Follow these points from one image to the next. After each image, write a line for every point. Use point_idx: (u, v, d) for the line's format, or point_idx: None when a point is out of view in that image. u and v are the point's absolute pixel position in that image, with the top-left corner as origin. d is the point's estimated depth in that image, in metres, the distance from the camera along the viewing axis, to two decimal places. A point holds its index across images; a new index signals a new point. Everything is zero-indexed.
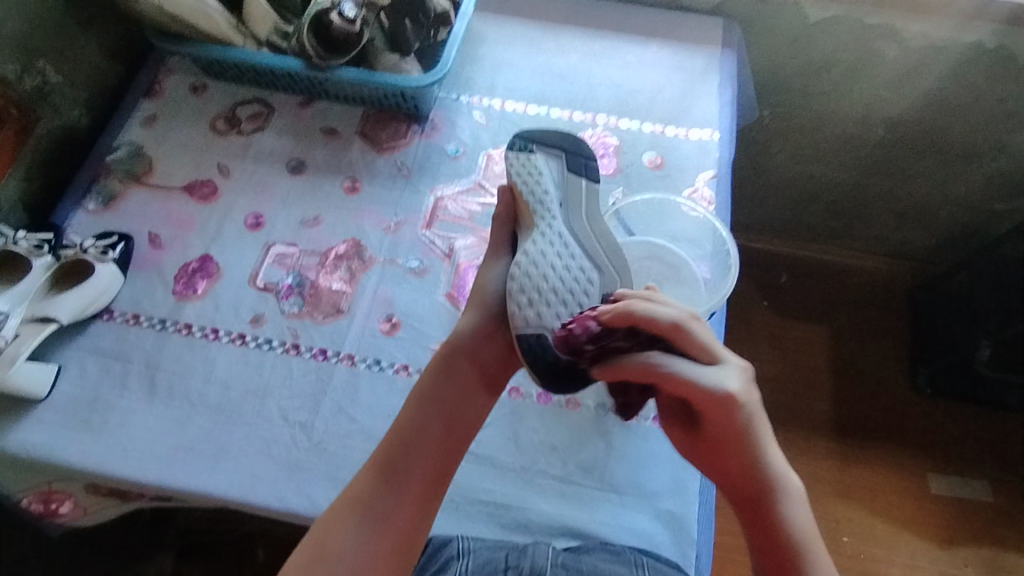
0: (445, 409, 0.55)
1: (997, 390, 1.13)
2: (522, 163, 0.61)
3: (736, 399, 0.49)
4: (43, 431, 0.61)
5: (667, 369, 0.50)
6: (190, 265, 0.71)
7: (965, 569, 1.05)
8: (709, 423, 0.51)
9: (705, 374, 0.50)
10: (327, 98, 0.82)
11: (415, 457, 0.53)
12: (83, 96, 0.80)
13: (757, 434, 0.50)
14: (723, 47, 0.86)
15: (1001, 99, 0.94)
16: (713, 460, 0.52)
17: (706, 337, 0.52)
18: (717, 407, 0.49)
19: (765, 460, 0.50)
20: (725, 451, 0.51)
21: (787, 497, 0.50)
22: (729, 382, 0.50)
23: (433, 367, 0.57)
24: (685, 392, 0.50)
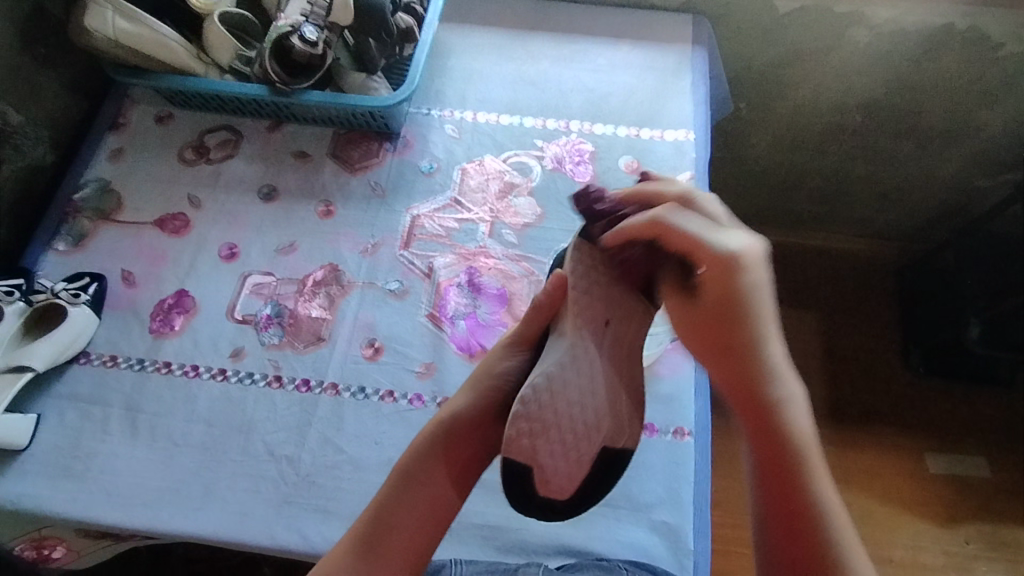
0: (429, 495, 0.50)
1: (989, 365, 1.13)
2: (586, 265, 0.52)
3: (743, 264, 0.48)
4: (25, 483, 0.60)
5: (680, 223, 0.49)
6: (166, 301, 0.70)
7: (967, 546, 1.06)
8: (709, 289, 0.49)
9: (715, 235, 0.49)
10: (295, 121, 0.80)
11: (392, 545, 0.48)
12: (47, 134, 0.79)
13: (758, 310, 0.48)
14: (693, 43, 0.85)
15: (975, 78, 0.93)
16: (710, 340, 0.50)
17: (712, 210, 0.52)
18: (720, 265, 0.48)
19: (766, 344, 0.49)
20: (730, 325, 0.49)
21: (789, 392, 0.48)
22: (734, 243, 0.49)
23: (420, 443, 0.52)
24: (690, 248, 0.49)
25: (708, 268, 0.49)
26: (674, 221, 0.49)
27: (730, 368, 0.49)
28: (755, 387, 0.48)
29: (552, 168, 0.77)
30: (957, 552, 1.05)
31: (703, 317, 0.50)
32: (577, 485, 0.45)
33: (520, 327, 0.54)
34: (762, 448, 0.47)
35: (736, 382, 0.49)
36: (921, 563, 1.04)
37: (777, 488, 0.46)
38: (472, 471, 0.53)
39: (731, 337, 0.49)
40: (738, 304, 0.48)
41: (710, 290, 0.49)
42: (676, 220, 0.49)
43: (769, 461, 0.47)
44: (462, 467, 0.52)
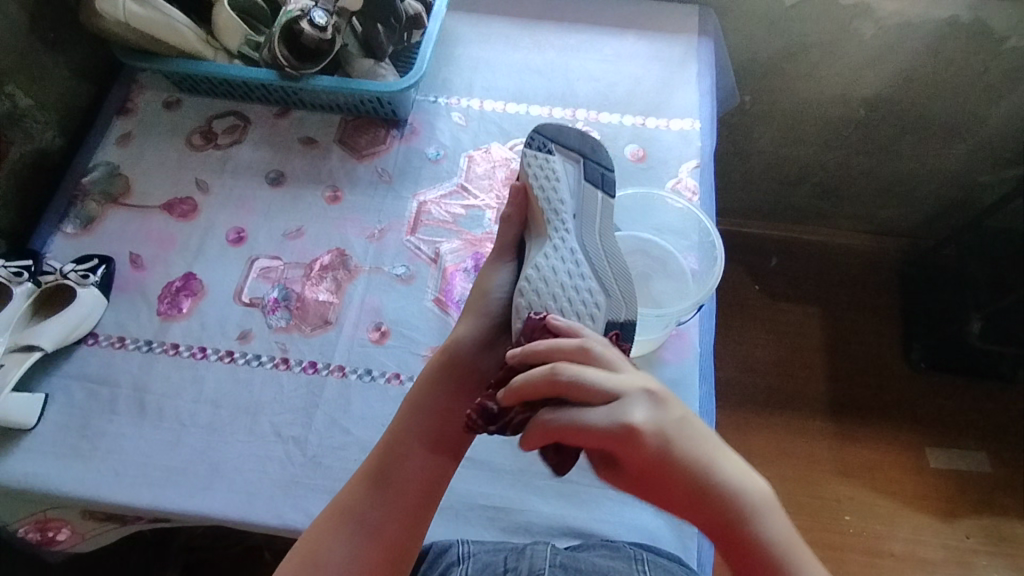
0: (441, 417, 0.56)
1: (987, 358, 1.15)
2: (541, 164, 0.59)
3: (642, 428, 0.44)
4: (33, 461, 0.61)
5: (560, 421, 0.45)
6: (174, 284, 0.70)
7: (967, 541, 1.06)
8: (625, 466, 0.45)
9: (598, 413, 0.45)
10: (303, 107, 0.81)
11: (410, 465, 0.54)
12: (55, 118, 0.79)
13: (677, 453, 0.44)
14: (700, 34, 0.86)
15: (979, 72, 0.94)
16: (656, 500, 0.46)
17: (597, 372, 0.47)
18: (621, 444, 0.44)
19: (705, 472, 0.44)
20: (664, 486, 0.45)
21: (748, 502, 0.45)
22: (626, 414, 0.44)
23: (429, 372, 0.58)
24: (587, 443, 0.45)
25: (614, 451, 0.45)
26: (562, 419, 0.45)
27: (693, 521, 0.46)
28: (714, 516, 0.45)
29: None
30: (957, 546, 1.05)
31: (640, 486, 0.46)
32: None
33: (501, 235, 0.62)
34: None
35: (702, 527, 0.45)
36: (921, 557, 1.04)
37: None
38: (486, 392, 0.58)
39: (670, 497, 0.45)
40: (663, 468, 0.44)
41: (632, 466, 0.45)
42: (559, 419, 0.45)
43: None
44: (471, 390, 0.57)
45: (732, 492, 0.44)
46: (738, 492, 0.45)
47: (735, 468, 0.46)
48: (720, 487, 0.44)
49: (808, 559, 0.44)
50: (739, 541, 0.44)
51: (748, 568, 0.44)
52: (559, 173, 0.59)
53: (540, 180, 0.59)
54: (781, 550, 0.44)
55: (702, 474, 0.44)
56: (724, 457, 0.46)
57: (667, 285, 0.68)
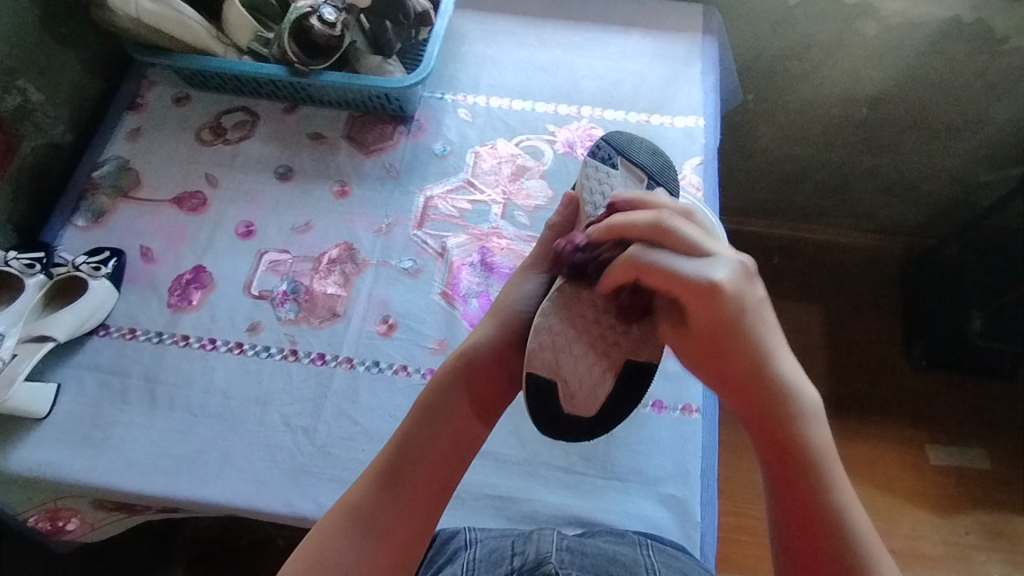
0: (451, 425, 0.55)
1: (988, 356, 1.15)
2: (599, 177, 0.61)
3: (725, 290, 0.47)
4: (46, 450, 0.61)
5: (652, 262, 0.48)
6: (184, 276, 0.71)
7: (966, 536, 1.07)
8: (691, 317, 0.48)
9: (686, 265, 0.48)
10: (311, 104, 0.82)
11: (417, 470, 0.53)
12: (66, 113, 0.80)
13: (745, 326, 0.48)
14: (704, 33, 0.87)
15: (980, 72, 0.95)
16: (708, 359, 0.49)
17: (692, 232, 0.49)
18: (700, 295, 0.47)
19: (763, 350, 0.48)
20: (726, 346, 0.48)
21: (795, 391, 0.48)
22: (714, 272, 0.47)
23: (441, 379, 0.58)
24: (668, 288, 0.48)
25: (687, 300, 0.48)
26: (647, 259, 0.48)
27: (736, 388, 0.49)
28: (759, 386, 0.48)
29: (563, 153, 0.78)
30: (956, 542, 1.06)
31: (697, 342, 0.49)
32: (601, 400, 0.52)
33: (544, 241, 0.62)
34: (781, 466, 0.48)
35: (744, 398, 0.49)
36: (920, 553, 1.05)
37: (793, 506, 0.47)
38: (493, 403, 0.58)
39: (729, 360, 0.48)
40: (728, 331, 0.47)
41: (699, 319, 0.48)
42: (647, 259, 0.48)
43: (785, 465, 0.47)
44: (481, 398, 0.57)
45: (784, 376, 0.48)
46: (786, 381, 0.48)
47: (790, 364, 0.49)
48: (772, 369, 0.48)
49: (831, 458, 0.48)
50: (775, 419, 0.48)
51: (781, 449, 0.47)
52: (617, 190, 0.60)
53: (596, 194, 0.61)
54: (815, 442, 0.47)
55: (763, 350, 0.48)
56: (784, 345, 0.50)
57: None
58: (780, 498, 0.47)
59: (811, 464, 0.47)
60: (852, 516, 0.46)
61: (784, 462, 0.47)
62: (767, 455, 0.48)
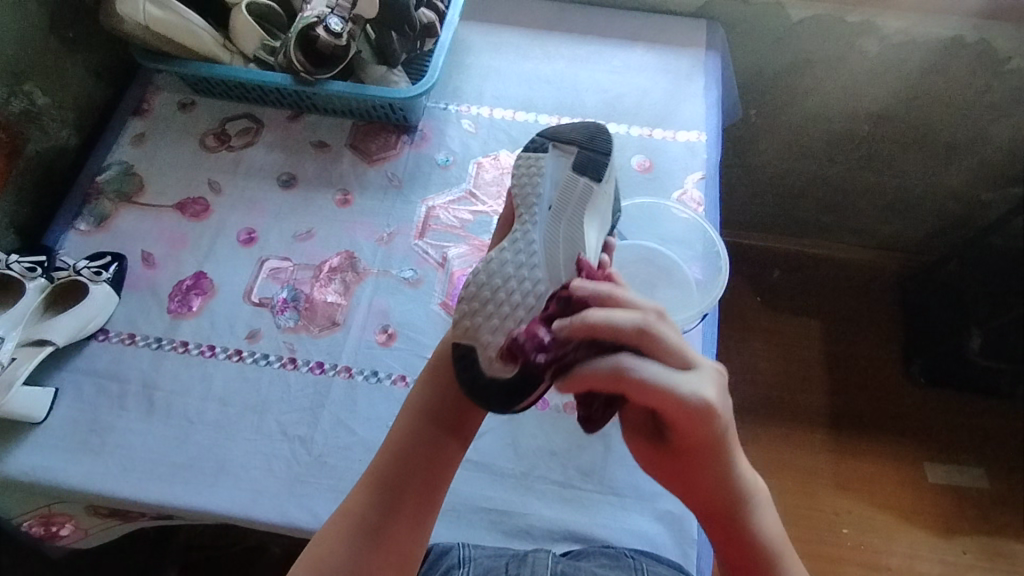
0: (430, 426, 0.55)
1: (988, 377, 1.15)
2: (528, 163, 0.58)
3: (718, 412, 0.47)
4: (41, 455, 0.61)
5: (645, 374, 0.46)
6: (185, 282, 0.71)
7: (963, 556, 1.06)
8: (684, 435, 0.49)
9: (681, 382, 0.46)
10: (316, 112, 0.82)
11: (405, 476, 0.53)
12: (72, 118, 0.80)
13: (726, 448, 0.49)
14: (708, 48, 0.87)
15: (983, 91, 0.95)
16: (685, 468, 0.51)
17: (676, 337, 0.48)
18: (695, 420, 0.46)
19: (733, 467, 0.51)
20: (698, 467, 0.50)
21: (753, 497, 0.52)
22: (705, 391, 0.46)
23: (420, 384, 0.58)
24: (659, 403, 0.46)
25: (682, 423, 0.47)
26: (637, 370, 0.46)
27: (698, 476, 0.51)
28: (723, 505, 0.51)
29: None
30: (953, 562, 1.05)
31: (677, 452, 0.51)
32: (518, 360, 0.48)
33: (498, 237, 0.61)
34: (741, 562, 0.52)
35: (705, 504, 0.52)
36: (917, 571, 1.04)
37: None
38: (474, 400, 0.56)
39: (701, 474, 0.51)
40: (710, 449, 0.49)
41: (683, 437, 0.49)
42: (643, 372, 0.46)
43: (740, 554, 0.52)
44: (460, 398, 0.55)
45: (747, 492, 0.52)
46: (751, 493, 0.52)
47: (745, 465, 0.52)
48: (740, 487, 0.51)
49: (787, 550, 0.52)
50: (732, 524, 0.52)
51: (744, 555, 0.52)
52: (545, 170, 0.57)
53: (522, 179, 0.58)
54: (773, 542, 0.52)
55: (733, 469, 0.51)
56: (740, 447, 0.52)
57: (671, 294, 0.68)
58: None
59: (771, 562, 0.51)
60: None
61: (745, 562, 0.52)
62: (727, 547, 0.53)
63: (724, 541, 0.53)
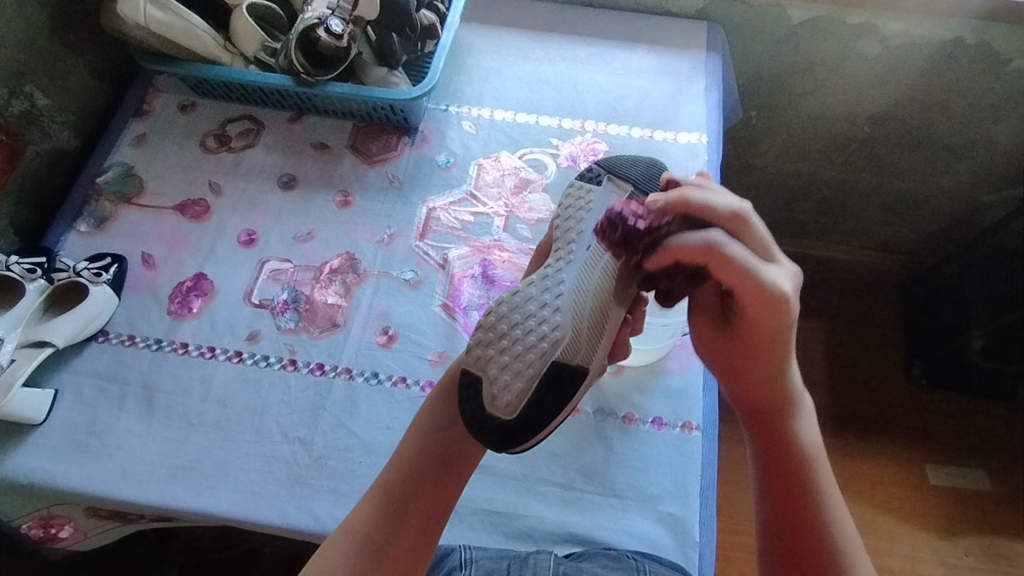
0: (436, 447, 0.55)
1: (989, 379, 1.15)
2: (578, 195, 0.57)
3: (790, 304, 0.49)
4: (40, 456, 0.61)
5: (732, 253, 0.48)
6: (185, 284, 0.71)
7: (965, 559, 1.06)
8: (752, 320, 0.51)
9: (767, 270, 0.49)
10: (317, 113, 0.82)
11: (412, 492, 0.53)
12: (72, 119, 0.80)
13: (789, 344, 0.52)
14: (708, 50, 0.87)
15: (983, 93, 0.95)
16: (741, 358, 0.54)
17: (764, 232, 0.52)
18: (768, 305, 0.49)
19: (787, 367, 0.53)
20: (758, 357, 0.53)
21: (799, 405, 0.55)
22: (785, 283, 0.49)
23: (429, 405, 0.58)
24: (739, 283, 0.49)
25: (752, 305, 0.50)
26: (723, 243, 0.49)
27: (753, 368, 0.53)
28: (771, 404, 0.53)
29: (566, 166, 0.78)
30: (955, 564, 1.05)
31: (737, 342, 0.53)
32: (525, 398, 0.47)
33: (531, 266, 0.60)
34: (778, 463, 0.53)
35: (757, 398, 0.54)
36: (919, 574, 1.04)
37: (784, 510, 0.52)
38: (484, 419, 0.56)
39: (758, 366, 0.53)
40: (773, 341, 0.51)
41: (751, 322, 0.51)
42: (729, 249, 0.49)
43: (779, 456, 0.53)
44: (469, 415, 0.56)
45: (794, 395, 0.54)
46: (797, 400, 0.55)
47: (797, 373, 0.55)
48: (790, 388, 0.54)
49: (821, 464, 0.54)
50: (776, 424, 0.54)
51: (784, 462, 0.53)
52: (592, 208, 0.56)
53: (568, 210, 0.56)
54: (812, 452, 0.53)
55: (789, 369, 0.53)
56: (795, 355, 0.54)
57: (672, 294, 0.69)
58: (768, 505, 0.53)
59: (806, 471, 0.53)
60: (841, 531, 0.51)
61: (781, 463, 0.53)
62: (766, 447, 0.54)
63: (763, 440, 0.54)
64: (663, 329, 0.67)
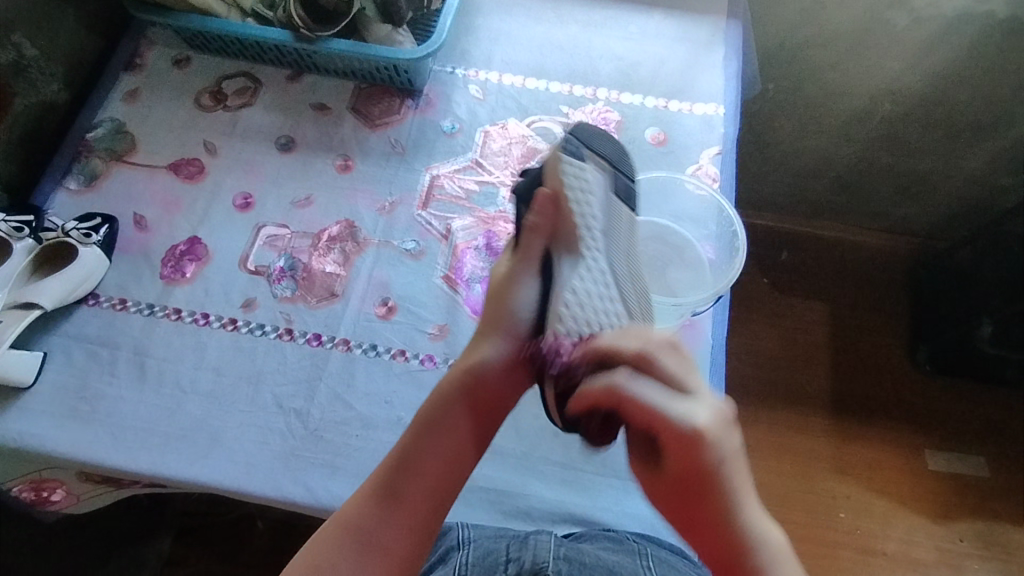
0: (458, 434, 0.52)
1: (997, 367, 1.12)
2: (575, 172, 0.51)
3: (711, 442, 0.45)
4: (29, 420, 0.59)
5: (638, 394, 0.45)
6: (178, 247, 0.68)
7: (960, 544, 1.06)
8: (675, 468, 0.46)
9: (678, 410, 0.45)
10: (317, 72, 0.78)
11: (411, 486, 0.50)
12: (61, 72, 0.76)
13: (725, 479, 0.46)
14: (729, 16, 0.83)
15: (1011, 70, 0.91)
16: (682, 509, 0.48)
17: (676, 367, 0.47)
18: (686, 445, 0.45)
19: (738, 510, 0.47)
20: (697, 508, 0.47)
21: (765, 547, 0.47)
22: (698, 417, 0.45)
23: (445, 387, 0.53)
24: (657, 428, 0.45)
25: (672, 449, 0.45)
26: (631, 390, 0.45)
27: (696, 516, 0.47)
28: (731, 556, 0.47)
29: None
30: (950, 549, 1.05)
31: (674, 501, 0.48)
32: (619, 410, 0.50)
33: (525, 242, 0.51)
34: None
35: (715, 549, 0.48)
36: (913, 558, 1.04)
37: None
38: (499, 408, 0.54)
39: (703, 515, 0.47)
40: (708, 484, 0.46)
41: (676, 468, 0.46)
42: (637, 390, 0.45)
43: None
44: (486, 411, 0.53)
45: (756, 537, 0.47)
46: (760, 542, 0.47)
47: (753, 504, 0.48)
48: (744, 532, 0.47)
49: None
50: None
51: None
52: (594, 188, 0.52)
53: (576, 191, 0.51)
54: None
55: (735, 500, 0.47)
56: (748, 484, 0.48)
57: (685, 274, 0.66)
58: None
59: None
60: None
61: None
62: None
63: None
64: (673, 310, 0.63)
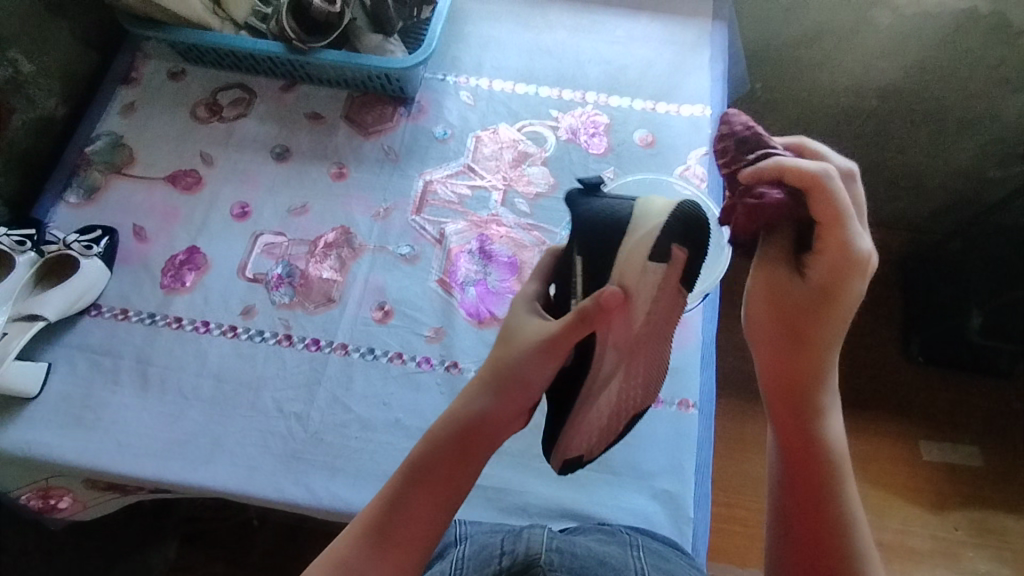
0: (444, 474, 0.47)
1: (988, 356, 1.14)
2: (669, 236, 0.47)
3: (864, 274, 0.46)
4: (36, 429, 0.61)
5: (840, 191, 0.44)
6: (178, 257, 0.70)
7: (955, 532, 1.07)
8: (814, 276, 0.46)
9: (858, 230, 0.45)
10: (310, 82, 0.80)
11: (396, 527, 0.46)
12: (58, 87, 0.78)
13: (846, 313, 0.47)
14: (714, 19, 0.84)
15: (993, 65, 0.93)
16: (791, 315, 0.47)
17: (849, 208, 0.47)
18: (851, 264, 0.45)
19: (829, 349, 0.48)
20: (812, 317, 0.47)
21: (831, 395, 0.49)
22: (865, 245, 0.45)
23: (433, 431, 0.49)
24: (830, 230, 0.44)
25: (830, 258, 0.45)
26: (839, 192, 0.44)
27: (791, 329, 0.47)
28: (805, 381, 0.48)
29: (566, 139, 0.76)
30: (945, 537, 1.07)
31: (784, 307, 0.47)
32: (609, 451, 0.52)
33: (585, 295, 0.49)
34: (805, 458, 0.48)
35: (789, 374, 0.48)
36: (908, 547, 1.06)
37: (805, 494, 0.48)
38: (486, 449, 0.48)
39: (807, 329, 0.47)
40: (835, 302, 0.46)
41: (822, 277, 0.45)
42: (840, 189, 0.44)
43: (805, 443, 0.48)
44: (473, 449, 0.48)
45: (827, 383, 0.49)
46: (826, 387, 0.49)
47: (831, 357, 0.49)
48: (823, 372, 0.49)
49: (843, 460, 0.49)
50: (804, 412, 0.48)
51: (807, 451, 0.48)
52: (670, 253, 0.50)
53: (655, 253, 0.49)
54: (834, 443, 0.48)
55: (830, 354, 0.48)
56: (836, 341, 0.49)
57: None
58: (787, 517, 0.48)
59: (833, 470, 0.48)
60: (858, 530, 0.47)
61: (805, 452, 0.48)
62: (790, 426, 0.49)
63: (790, 423, 0.49)
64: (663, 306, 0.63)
